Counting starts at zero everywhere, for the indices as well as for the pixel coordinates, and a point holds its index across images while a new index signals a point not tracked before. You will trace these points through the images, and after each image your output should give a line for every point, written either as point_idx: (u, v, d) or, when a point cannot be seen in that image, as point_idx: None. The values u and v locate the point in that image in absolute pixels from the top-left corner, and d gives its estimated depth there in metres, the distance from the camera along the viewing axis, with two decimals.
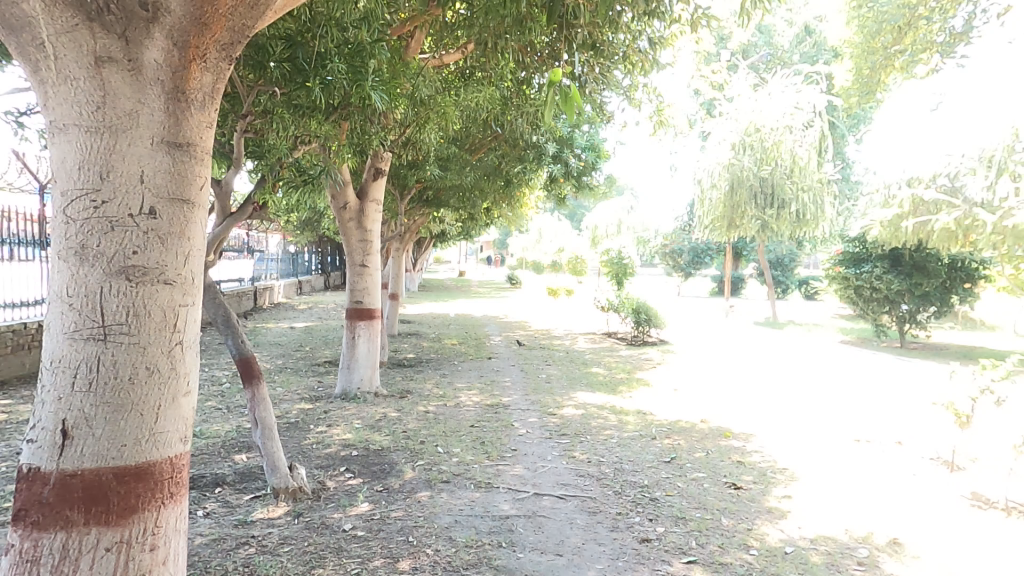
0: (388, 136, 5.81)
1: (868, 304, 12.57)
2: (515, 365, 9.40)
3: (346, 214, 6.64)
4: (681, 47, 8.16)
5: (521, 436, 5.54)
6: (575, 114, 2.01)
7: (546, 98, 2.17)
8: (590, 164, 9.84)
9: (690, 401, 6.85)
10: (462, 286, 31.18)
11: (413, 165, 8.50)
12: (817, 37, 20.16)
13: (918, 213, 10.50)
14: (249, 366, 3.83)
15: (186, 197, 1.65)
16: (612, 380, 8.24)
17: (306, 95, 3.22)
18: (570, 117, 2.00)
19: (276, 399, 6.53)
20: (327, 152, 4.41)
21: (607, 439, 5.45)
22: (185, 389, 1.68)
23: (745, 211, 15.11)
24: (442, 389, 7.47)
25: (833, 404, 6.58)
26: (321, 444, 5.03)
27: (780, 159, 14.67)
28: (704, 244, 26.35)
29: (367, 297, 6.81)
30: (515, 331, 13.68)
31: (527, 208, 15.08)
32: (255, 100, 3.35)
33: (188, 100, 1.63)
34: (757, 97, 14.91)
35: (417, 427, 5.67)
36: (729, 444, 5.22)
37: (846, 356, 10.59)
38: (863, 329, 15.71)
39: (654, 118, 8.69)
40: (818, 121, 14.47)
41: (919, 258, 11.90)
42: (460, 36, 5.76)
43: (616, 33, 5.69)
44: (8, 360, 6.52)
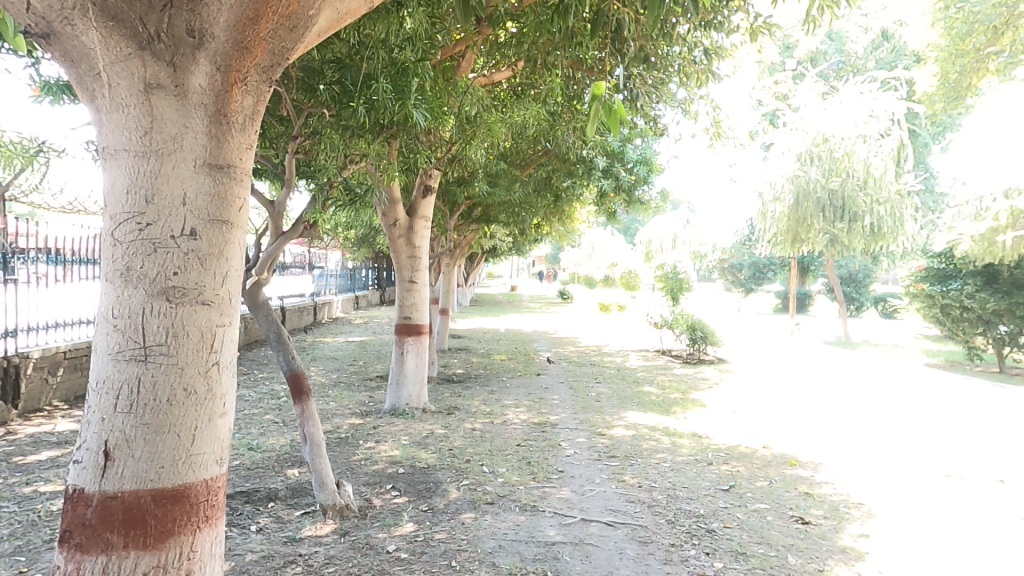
0: (436, 154, 5.88)
1: (958, 325, 11.47)
2: (564, 383, 9.22)
3: (396, 231, 6.75)
4: (744, 58, 7.87)
5: (569, 457, 5.37)
6: (618, 131, 1.97)
7: (589, 113, 2.13)
8: (643, 178, 9.59)
9: (748, 425, 6.44)
10: (513, 301, 31.23)
11: (462, 182, 8.56)
12: (895, 42, 18.90)
13: (1017, 226, 9.55)
14: (299, 383, 3.92)
15: (226, 218, 1.68)
16: (665, 401, 7.89)
17: (352, 115, 3.24)
18: (613, 135, 1.96)
19: (329, 413, 6.68)
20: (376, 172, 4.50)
21: (660, 463, 5.17)
22: (221, 409, 1.70)
23: (812, 224, 14.33)
24: (490, 407, 7.39)
25: (915, 433, 5.99)
26: (369, 460, 5.07)
27: (851, 170, 13.80)
28: (766, 258, 25.12)
29: (415, 313, 6.89)
30: (564, 347, 13.47)
31: (578, 223, 14.92)
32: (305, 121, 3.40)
33: (229, 123, 1.66)
34: (826, 105, 14.12)
35: (463, 446, 5.62)
36: (795, 474, 4.82)
37: (932, 381, 9.68)
38: (952, 352, 14.32)
39: (712, 130, 8.41)
40: (896, 128, 13.57)
41: (1019, 275, 10.77)
42: (512, 55, 5.83)
43: (672, 47, 5.63)
44: None
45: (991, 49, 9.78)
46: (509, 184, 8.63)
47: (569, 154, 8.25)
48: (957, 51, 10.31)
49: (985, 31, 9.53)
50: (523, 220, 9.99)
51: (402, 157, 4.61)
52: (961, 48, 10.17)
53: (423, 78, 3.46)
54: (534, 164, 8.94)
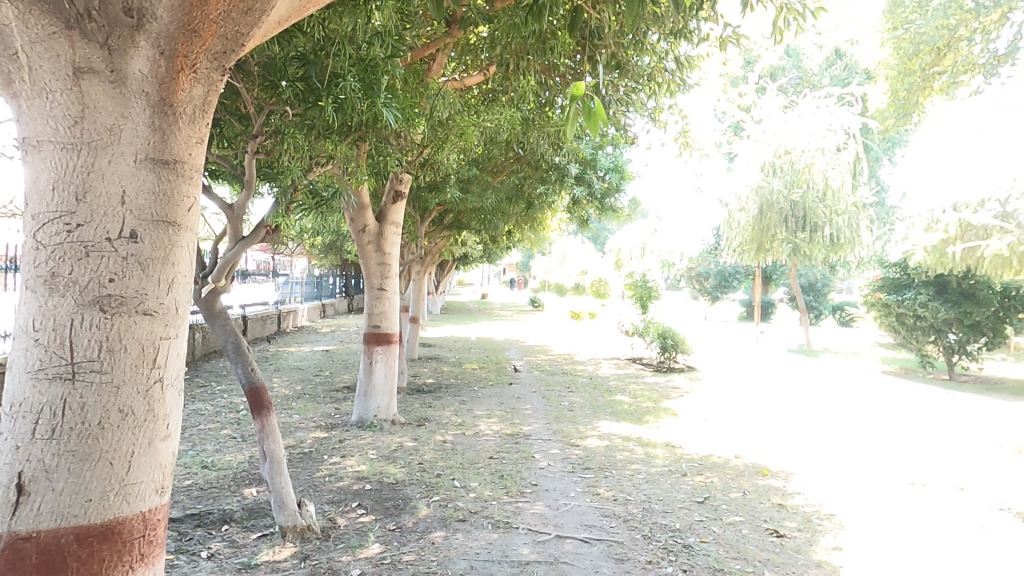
0: (406, 157, 5.74)
1: (912, 333, 11.92)
2: (536, 392, 9.12)
3: (365, 237, 6.54)
4: (709, 69, 8.01)
5: (543, 469, 5.25)
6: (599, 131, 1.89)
7: (568, 116, 2.04)
8: (614, 186, 9.65)
9: (719, 434, 6.46)
10: (485, 309, 31.01)
11: (433, 188, 8.40)
12: (848, 60, 19.72)
13: (966, 238, 9.98)
14: (259, 397, 3.71)
15: (172, 219, 1.51)
16: (638, 410, 7.87)
17: (319, 114, 3.06)
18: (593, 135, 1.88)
19: (291, 427, 6.38)
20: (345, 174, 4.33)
21: (635, 474, 5.11)
22: (164, 432, 1.51)
23: (776, 234, 14.70)
24: (462, 417, 7.22)
25: (880, 441, 6.12)
26: (334, 476, 4.83)
27: (812, 182, 14.24)
28: (731, 266, 25.71)
29: (385, 321, 6.67)
30: (536, 356, 13.39)
31: (548, 231, 14.92)
32: (267, 120, 3.23)
33: (176, 114, 1.50)
34: (786, 119, 14.59)
35: (433, 459, 5.43)
36: (767, 484, 4.83)
37: (890, 388, 10.00)
38: (907, 359, 14.87)
39: (680, 139, 8.53)
40: (851, 142, 14.11)
41: (967, 285, 11.27)
42: (484, 58, 5.80)
43: (641, 56, 5.73)
44: None
45: (937, 68, 10.26)
46: (481, 190, 8.54)
47: (541, 161, 8.24)
48: (905, 70, 10.75)
49: (931, 51, 10.00)
50: (495, 227, 9.89)
51: (371, 159, 4.47)
52: (909, 67, 10.61)
53: (392, 76, 3.30)
54: (505, 171, 8.86)
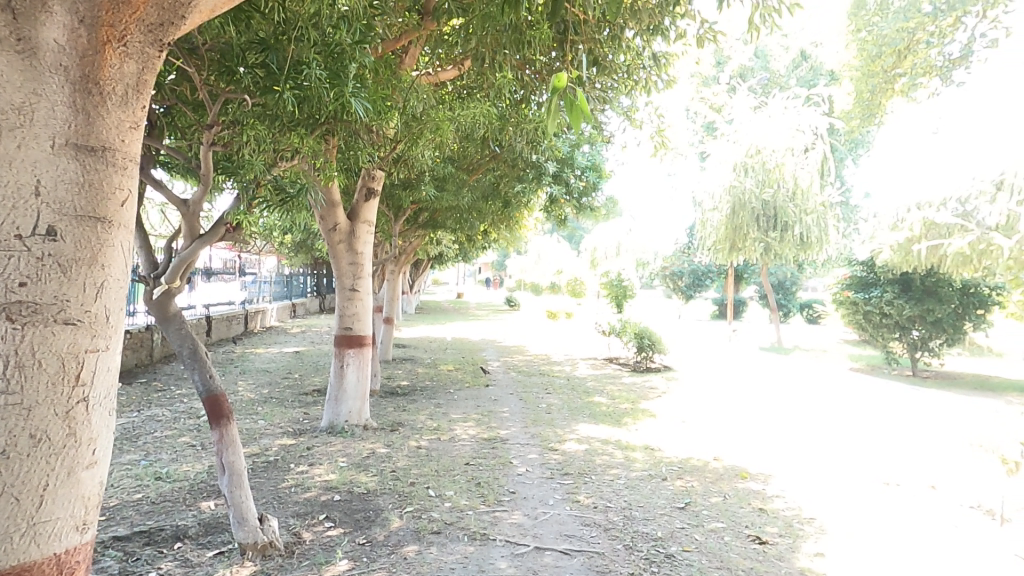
0: (378, 152, 5.51)
1: (878, 330, 12.21)
2: (513, 394, 8.97)
3: (336, 236, 6.27)
4: (683, 65, 8.00)
5: (521, 475, 5.11)
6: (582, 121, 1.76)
7: (549, 108, 1.91)
8: (592, 184, 9.58)
9: (697, 435, 6.43)
10: (460, 308, 30.76)
11: (407, 185, 8.15)
12: (814, 62, 20.14)
13: (930, 237, 10.22)
14: (218, 406, 3.49)
15: (101, 215, 1.30)
16: (615, 411, 7.80)
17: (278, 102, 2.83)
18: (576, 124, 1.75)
19: (256, 434, 6.09)
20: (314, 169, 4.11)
21: (614, 480, 5.01)
22: (88, 459, 1.31)
23: (748, 233, 14.89)
24: (437, 421, 7.01)
25: (853, 440, 6.19)
26: (300, 486, 4.58)
27: (782, 182, 14.47)
28: (704, 265, 26.05)
29: (357, 323, 6.42)
30: (513, 356, 13.24)
31: (525, 229, 14.82)
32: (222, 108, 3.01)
33: (103, 93, 1.28)
34: (758, 120, 14.79)
35: (407, 466, 5.23)
36: (747, 488, 4.79)
37: (859, 385, 10.21)
38: (874, 355, 15.25)
39: (656, 137, 8.53)
40: (820, 143, 14.40)
41: (930, 283, 11.59)
42: (456, 50, 5.72)
43: (619, 50, 5.63)
44: None
45: (898, 70, 10.48)
46: (457, 188, 8.34)
47: (517, 158, 8.16)
48: (869, 71, 10.94)
49: (892, 53, 10.22)
50: (471, 225, 9.69)
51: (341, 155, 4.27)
52: (873, 68, 10.81)
53: (360, 64, 3.07)
54: (481, 169, 8.69)
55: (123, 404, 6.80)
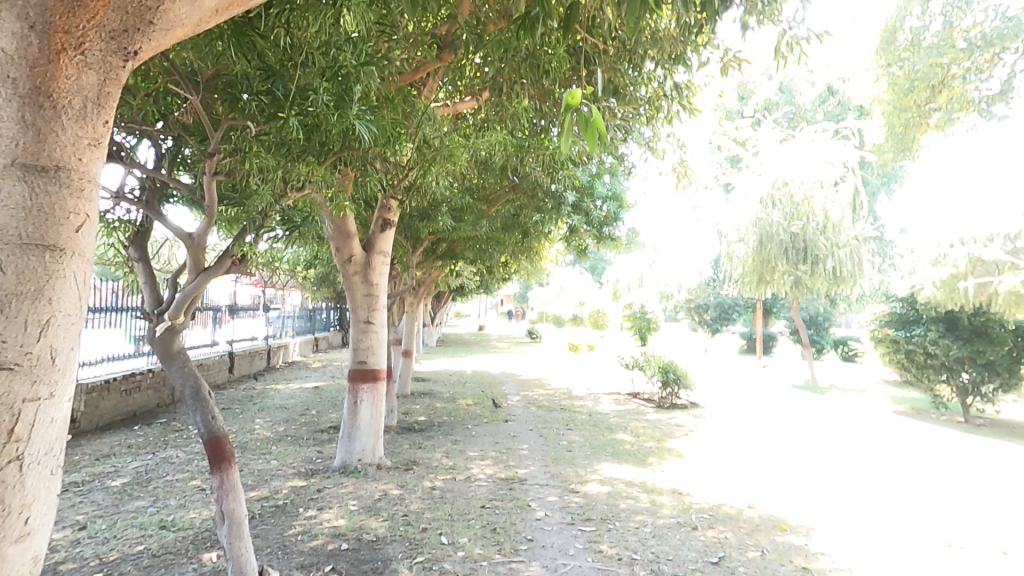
0: (389, 178, 5.45)
1: (923, 371, 11.52)
2: (533, 430, 8.63)
3: (351, 267, 6.20)
4: (706, 100, 7.88)
5: (539, 521, 4.79)
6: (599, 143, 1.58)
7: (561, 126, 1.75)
8: (612, 215, 9.40)
9: (727, 479, 6.04)
10: (480, 341, 30.48)
11: (425, 216, 8.09)
12: (841, 97, 19.92)
13: (977, 273, 9.72)
14: (220, 448, 3.34)
15: (50, 242, 1.24)
16: (640, 450, 7.40)
17: (281, 127, 2.77)
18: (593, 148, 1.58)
19: (267, 475, 5.90)
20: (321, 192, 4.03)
21: (639, 528, 4.64)
22: (18, 530, 1.21)
23: (776, 267, 14.45)
24: (453, 460, 6.73)
25: (904, 492, 5.69)
26: (307, 534, 4.34)
27: (812, 215, 14.09)
28: (731, 298, 25.36)
29: (371, 356, 6.26)
30: (533, 390, 12.89)
31: (545, 261, 14.67)
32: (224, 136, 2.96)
33: (56, 107, 1.23)
34: (784, 153, 14.55)
35: (419, 510, 4.96)
36: (787, 542, 4.38)
37: (904, 429, 9.57)
38: (919, 397, 14.36)
39: (677, 170, 8.40)
40: (851, 176, 14.02)
41: (978, 322, 10.87)
42: (476, 83, 5.81)
43: (637, 78, 5.56)
44: None
45: (932, 105, 10.22)
46: (475, 219, 8.25)
47: (536, 188, 8.13)
48: (901, 105, 10.70)
49: (926, 88, 10.01)
50: (490, 257, 9.57)
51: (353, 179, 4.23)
52: (904, 103, 10.62)
53: (366, 86, 2.98)
54: (500, 201, 8.68)
55: (139, 446, 6.71)
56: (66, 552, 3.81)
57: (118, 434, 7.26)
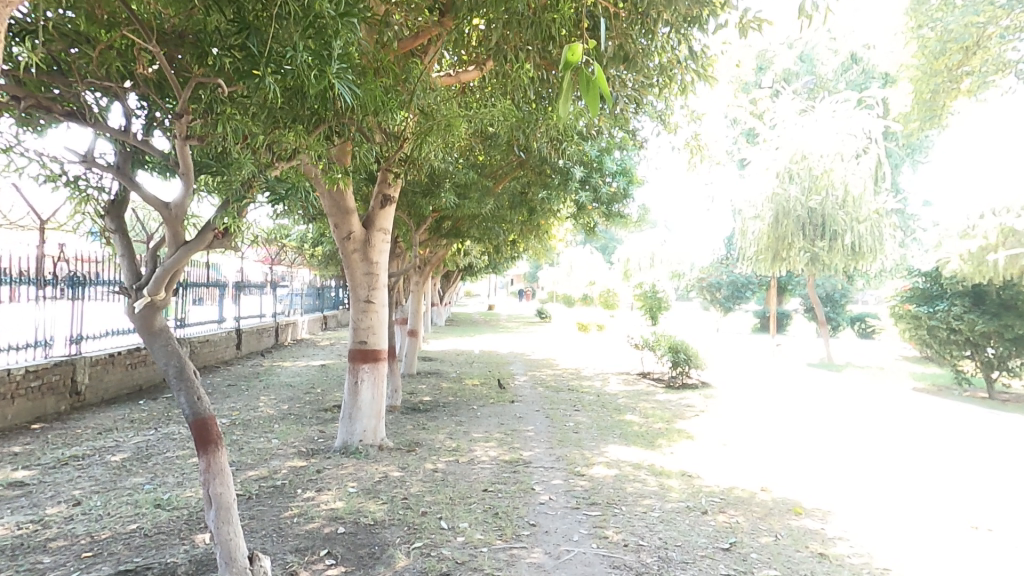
0: (385, 149, 5.17)
1: (945, 347, 11.14)
2: (540, 411, 8.49)
3: (351, 243, 5.99)
4: (725, 65, 7.50)
5: (543, 505, 4.64)
6: (601, 111, 1.60)
7: (562, 87, 1.75)
8: (622, 190, 9.04)
9: (740, 462, 5.85)
10: (489, 321, 30.39)
11: (428, 192, 7.81)
12: (865, 64, 19.15)
13: (1008, 245, 9.32)
14: (206, 430, 3.19)
15: None
16: (649, 431, 7.23)
17: (255, 86, 2.50)
18: (594, 116, 1.59)
19: (268, 454, 5.80)
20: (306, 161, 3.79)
21: (647, 513, 4.47)
22: None
23: (792, 242, 14.04)
24: (456, 441, 6.61)
25: (927, 474, 5.45)
26: (303, 516, 4.23)
27: (831, 189, 13.60)
28: (745, 276, 24.88)
29: (372, 336, 6.09)
30: (540, 370, 12.75)
31: (554, 240, 14.38)
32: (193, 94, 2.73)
33: None
34: (803, 123, 14.00)
35: (420, 493, 4.83)
36: (803, 526, 4.19)
37: (924, 407, 9.30)
38: (940, 374, 13.99)
39: (691, 145, 8.10)
40: (873, 147, 13.50)
41: (1007, 296, 10.52)
42: (478, 52, 5.55)
43: (652, 41, 5.22)
44: (17, 404, 6.11)
45: (965, 68, 9.85)
46: (480, 196, 7.95)
47: (544, 163, 7.88)
48: (931, 69, 10.26)
49: (959, 50, 9.60)
50: (495, 236, 9.30)
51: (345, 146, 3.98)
52: (934, 67, 10.15)
53: (349, 38, 2.65)
54: (507, 177, 8.41)
55: (142, 421, 6.66)
56: (57, 529, 3.73)
57: (122, 408, 7.23)
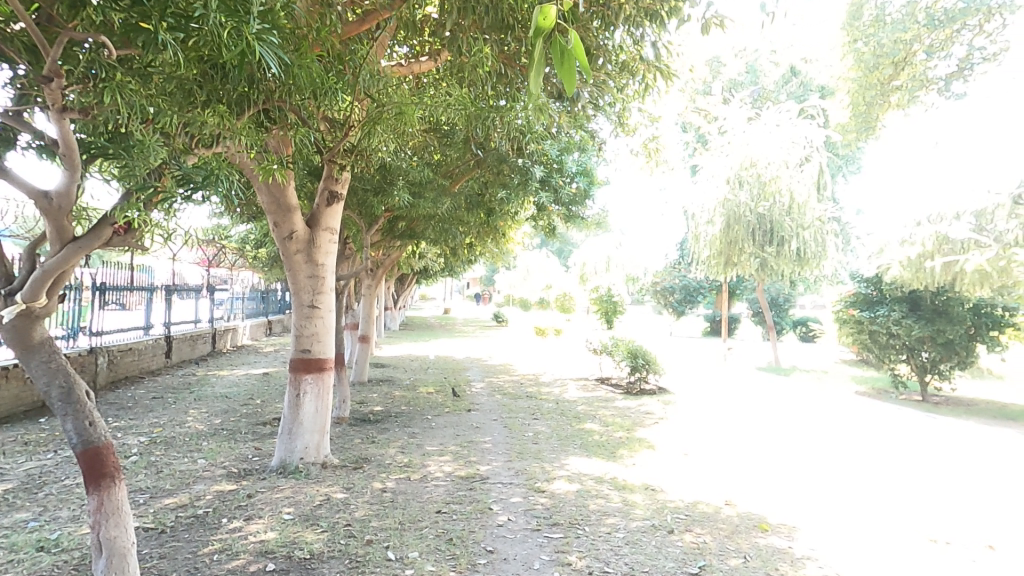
0: (326, 138, 4.71)
1: (884, 351, 11.58)
2: (497, 420, 8.14)
3: (292, 244, 5.46)
4: (678, 66, 7.43)
5: (501, 527, 4.29)
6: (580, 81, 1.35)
7: (530, 59, 1.47)
8: (582, 191, 8.85)
9: (701, 473, 5.71)
10: (446, 325, 29.82)
11: (380, 191, 7.31)
12: (804, 77, 20.02)
13: (943, 253, 9.71)
14: (100, 462, 2.69)
15: None
16: (609, 441, 7.00)
17: (148, 44, 2.06)
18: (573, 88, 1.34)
19: (191, 477, 5.18)
20: (232, 148, 3.30)
21: (611, 534, 4.19)
22: None
23: (743, 248, 14.35)
24: (408, 456, 6.16)
25: (882, 483, 5.46)
26: (226, 553, 3.70)
27: (778, 196, 13.95)
28: (697, 281, 25.42)
29: (316, 344, 5.57)
30: (498, 376, 12.40)
31: (511, 242, 14.10)
32: (73, 57, 2.24)
33: None
34: (750, 130, 14.33)
35: (366, 518, 4.38)
36: (770, 545, 4.03)
37: (868, 411, 9.59)
38: (878, 377, 14.61)
39: (646, 147, 8.00)
40: (816, 156, 13.94)
41: (940, 302, 11.02)
42: (434, 41, 5.22)
43: (609, 36, 5.06)
44: None
45: (895, 83, 10.30)
46: (435, 195, 7.52)
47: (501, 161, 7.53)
48: (866, 82, 10.55)
49: (890, 65, 9.99)
50: (452, 237, 8.88)
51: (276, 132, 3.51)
52: (869, 80, 10.46)
53: None
54: (464, 176, 8.10)
55: (39, 443, 5.86)
56: None
57: (17, 429, 6.37)
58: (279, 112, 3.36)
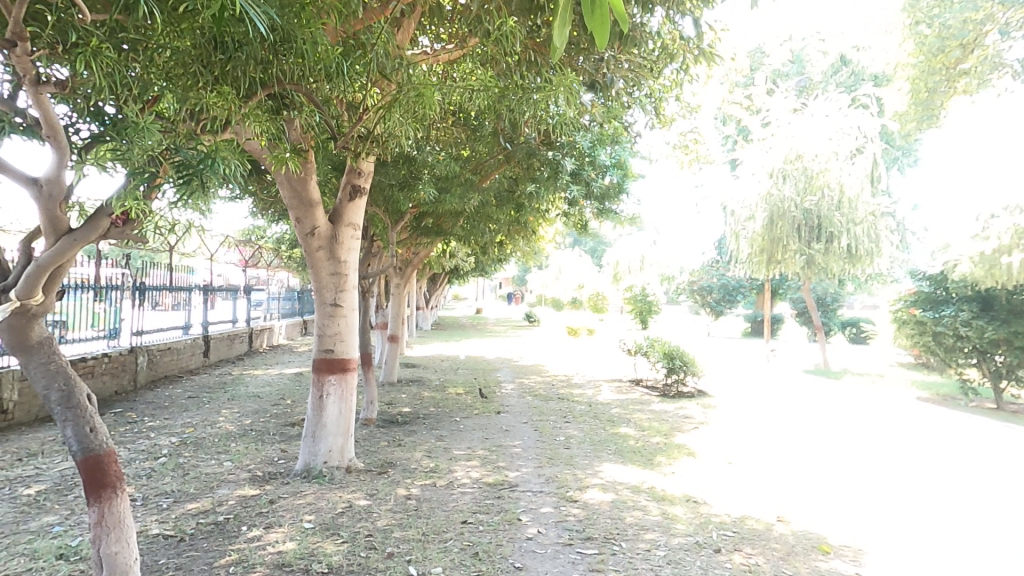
0: (344, 128, 4.52)
1: (950, 354, 10.68)
2: (528, 423, 7.83)
3: (314, 240, 5.29)
4: (724, 53, 6.97)
5: (531, 542, 3.98)
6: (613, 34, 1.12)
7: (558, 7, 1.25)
8: (616, 186, 8.46)
9: (748, 485, 5.26)
10: (478, 326, 29.65)
11: (406, 186, 7.14)
12: (855, 66, 18.93)
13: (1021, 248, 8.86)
14: (100, 471, 2.52)
15: None
16: (646, 448, 6.59)
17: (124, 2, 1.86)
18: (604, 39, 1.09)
19: (216, 481, 5.08)
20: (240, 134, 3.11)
21: (651, 551, 3.83)
22: None
23: (788, 245, 13.57)
24: (435, 461, 5.92)
25: (956, 500, 4.89)
26: (243, 564, 3.53)
27: (826, 189, 13.17)
28: (737, 280, 24.47)
29: (340, 344, 5.38)
30: (529, 378, 12.07)
31: (543, 241, 13.78)
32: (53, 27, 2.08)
33: None
34: (795, 121, 13.57)
35: (388, 528, 4.14)
36: (833, 571, 3.58)
37: (932, 418, 8.83)
38: (940, 382, 13.58)
39: (686, 140, 7.56)
40: (869, 146, 13.11)
41: (1017, 301, 10.07)
42: (461, 28, 4.95)
43: (650, 18, 4.69)
44: None
45: (963, 66, 9.49)
46: (463, 190, 7.27)
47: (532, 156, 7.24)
48: (929, 67, 9.80)
49: (958, 46, 9.22)
50: (480, 234, 8.62)
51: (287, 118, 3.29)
52: (932, 64, 9.70)
53: None
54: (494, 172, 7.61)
55: None
56: None
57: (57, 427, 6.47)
58: (289, 94, 3.15)
